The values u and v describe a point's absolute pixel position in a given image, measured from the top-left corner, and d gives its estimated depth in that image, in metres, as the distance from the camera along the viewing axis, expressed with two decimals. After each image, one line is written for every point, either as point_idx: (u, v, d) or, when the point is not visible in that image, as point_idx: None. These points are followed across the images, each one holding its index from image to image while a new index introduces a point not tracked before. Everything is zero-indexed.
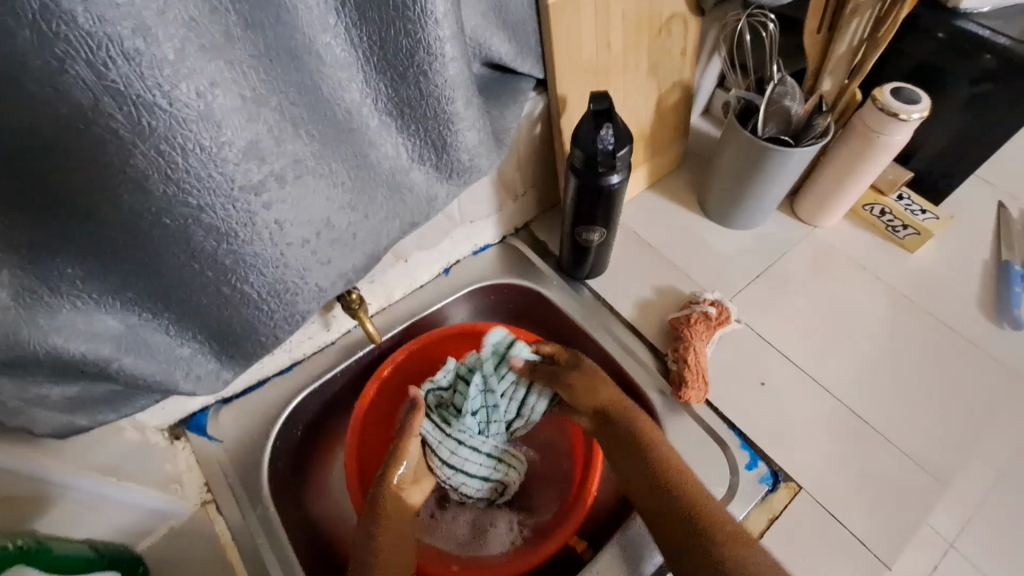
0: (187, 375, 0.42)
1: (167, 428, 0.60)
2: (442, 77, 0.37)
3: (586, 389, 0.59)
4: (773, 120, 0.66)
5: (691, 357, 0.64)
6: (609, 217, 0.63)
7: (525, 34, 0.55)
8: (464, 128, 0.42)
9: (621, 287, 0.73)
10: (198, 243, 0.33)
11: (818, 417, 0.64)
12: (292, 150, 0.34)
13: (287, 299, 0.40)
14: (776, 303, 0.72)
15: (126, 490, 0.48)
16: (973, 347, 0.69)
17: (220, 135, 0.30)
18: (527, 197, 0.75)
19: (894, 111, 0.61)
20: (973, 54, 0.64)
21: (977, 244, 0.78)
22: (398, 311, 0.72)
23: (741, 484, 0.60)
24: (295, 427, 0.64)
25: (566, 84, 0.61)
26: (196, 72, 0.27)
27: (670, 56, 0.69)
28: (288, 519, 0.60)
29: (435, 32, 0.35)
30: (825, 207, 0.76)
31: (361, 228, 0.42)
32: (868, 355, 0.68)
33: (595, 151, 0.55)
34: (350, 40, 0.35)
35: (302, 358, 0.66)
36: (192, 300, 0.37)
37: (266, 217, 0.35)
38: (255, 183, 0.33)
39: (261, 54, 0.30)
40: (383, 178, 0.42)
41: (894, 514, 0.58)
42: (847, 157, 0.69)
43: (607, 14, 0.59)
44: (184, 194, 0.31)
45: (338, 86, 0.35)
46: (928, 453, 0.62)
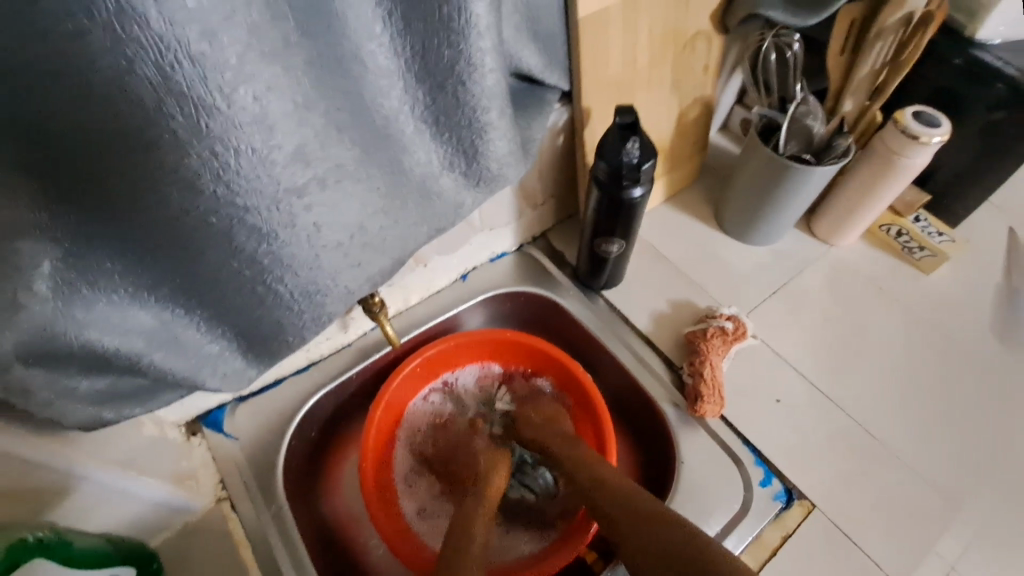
0: (213, 372, 0.42)
1: (185, 424, 0.60)
2: (480, 87, 0.38)
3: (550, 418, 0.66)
4: (795, 138, 0.67)
5: (707, 371, 0.64)
6: (628, 228, 0.64)
7: (554, 46, 0.56)
8: (495, 137, 0.43)
9: (637, 299, 0.74)
10: (239, 243, 0.34)
11: (832, 435, 0.64)
12: (335, 156, 0.34)
13: (317, 301, 0.41)
14: (790, 321, 0.72)
15: (145, 486, 0.49)
16: (987, 371, 0.69)
17: (272, 139, 0.30)
18: (545, 206, 0.75)
19: (915, 133, 0.62)
20: (987, 81, 0.65)
21: (993, 268, 0.78)
22: (415, 314, 0.73)
23: (755, 500, 0.60)
24: (310, 427, 0.64)
25: (590, 96, 0.61)
26: (254, 78, 0.28)
27: (693, 72, 0.70)
28: (301, 518, 0.59)
29: (476, 43, 0.35)
30: (841, 225, 0.76)
31: (391, 232, 0.43)
32: (881, 375, 0.68)
33: (619, 164, 0.56)
34: (394, 48, 0.35)
35: (318, 359, 0.66)
36: (225, 298, 0.38)
37: (306, 219, 0.35)
38: (298, 186, 0.33)
39: (314, 60, 0.31)
40: (414, 184, 0.42)
41: (905, 534, 0.58)
42: (865, 179, 0.69)
43: (635, 29, 0.60)
44: (231, 193, 0.31)
45: (380, 94, 0.36)
46: (941, 474, 0.62)
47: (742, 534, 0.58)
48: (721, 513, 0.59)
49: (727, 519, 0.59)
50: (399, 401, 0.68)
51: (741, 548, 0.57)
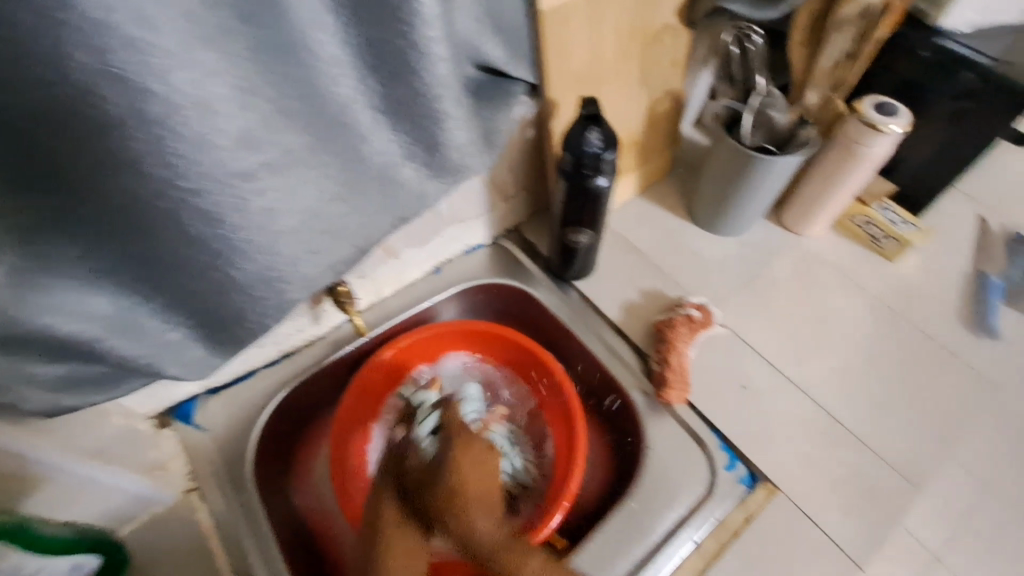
0: (175, 359, 0.43)
1: (155, 416, 0.60)
2: (433, 76, 0.39)
3: (480, 494, 0.51)
4: (760, 129, 0.69)
5: (673, 358, 0.65)
6: (596, 218, 0.65)
7: (518, 38, 0.56)
8: (453, 127, 0.43)
9: (608, 289, 0.75)
10: (189, 228, 0.34)
11: (798, 420, 0.65)
12: (282, 141, 0.35)
13: (276, 288, 0.41)
14: (759, 309, 0.73)
15: (115, 474, 0.50)
16: (951, 356, 0.71)
17: (214, 123, 0.31)
18: (517, 199, 0.76)
19: (873, 122, 0.63)
20: (950, 70, 0.66)
21: (958, 256, 0.80)
22: (389, 306, 0.74)
23: (720, 484, 0.61)
24: (283, 418, 0.65)
25: (556, 88, 0.62)
26: (193, 62, 0.29)
27: (660, 66, 0.71)
28: (272, 508, 0.61)
29: (426, 32, 0.36)
30: (808, 216, 0.77)
31: (350, 219, 0.44)
32: (847, 361, 0.70)
33: (581, 154, 0.57)
34: (345, 37, 0.35)
35: (290, 352, 0.67)
36: (183, 284, 0.38)
37: (257, 205, 0.36)
38: (246, 171, 0.34)
39: (257, 47, 0.31)
40: (374, 173, 0.43)
41: (868, 515, 0.59)
42: (828, 169, 0.71)
43: (599, 22, 0.61)
44: (177, 177, 0.31)
45: (331, 83, 0.36)
46: (904, 458, 0.63)
47: (705, 516, 0.59)
48: (686, 496, 0.60)
49: (692, 503, 0.60)
50: (373, 391, 0.69)
51: (703, 531, 0.58)
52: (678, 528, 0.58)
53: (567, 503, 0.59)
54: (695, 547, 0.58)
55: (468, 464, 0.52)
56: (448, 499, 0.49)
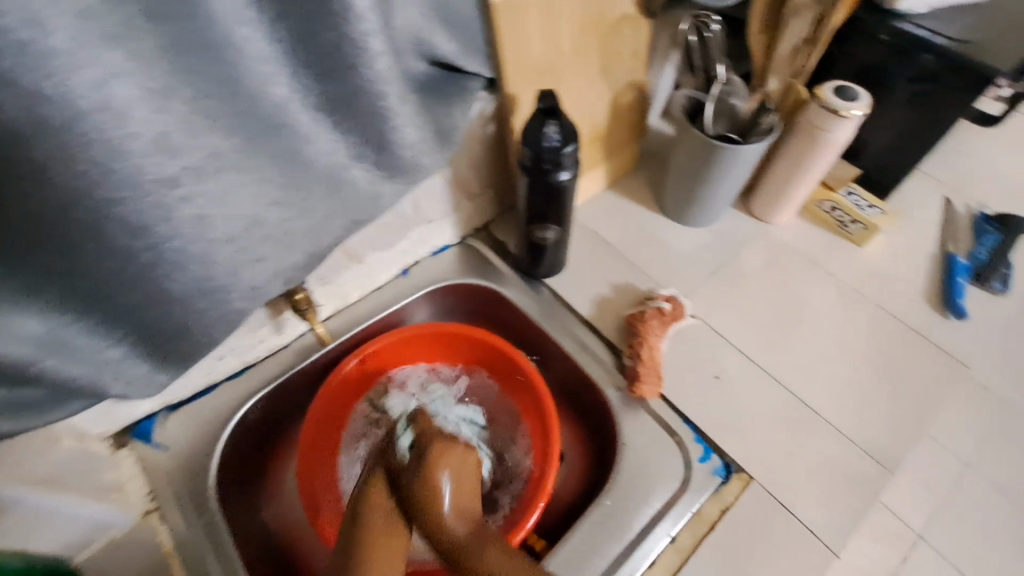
0: (117, 377, 0.41)
1: (111, 437, 0.59)
2: (372, 72, 0.37)
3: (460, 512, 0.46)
4: (721, 118, 0.69)
5: (645, 352, 0.64)
6: (561, 214, 0.64)
7: (470, 33, 0.55)
8: (401, 124, 0.42)
9: (579, 285, 0.74)
10: (112, 239, 0.33)
11: (771, 408, 0.65)
12: (207, 144, 0.34)
13: (218, 297, 0.40)
14: (729, 299, 0.73)
15: (69, 502, 0.48)
16: (920, 337, 0.71)
17: (125, 127, 0.30)
18: (484, 197, 0.75)
19: (835, 108, 0.63)
20: (909, 52, 0.66)
21: (925, 237, 0.80)
22: (356, 312, 0.72)
23: (694, 476, 0.60)
24: (248, 432, 0.63)
25: (514, 83, 0.61)
26: (93, 63, 0.27)
27: (621, 57, 0.70)
28: (237, 529, 0.58)
29: (359, 25, 0.35)
30: (776, 203, 0.77)
31: (296, 224, 0.42)
32: (818, 347, 0.70)
33: (541, 149, 0.56)
34: (273, 35, 0.34)
35: (253, 363, 0.65)
36: (115, 299, 0.36)
37: (184, 212, 0.35)
38: (169, 177, 0.33)
39: (169, 46, 0.30)
40: (319, 175, 0.42)
41: (842, 501, 0.59)
42: (793, 155, 0.71)
43: (554, 14, 0.60)
44: (91, 186, 0.30)
45: (261, 81, 0.34)
46: (878, 442, 0.63)
47: (681, 510, 0.58)
48: (662, 490, 0.60)
49: (667, 497, 0.59)
50: (341, 399, 0.67)
51: (680, 524, 0.58)
52: (654, 523, 0.58)
53: (543, 503, 0.58)
54: (671, 542, 0.57)
55: (446, 475, 0.47)
56: (428, 515, 0.45)
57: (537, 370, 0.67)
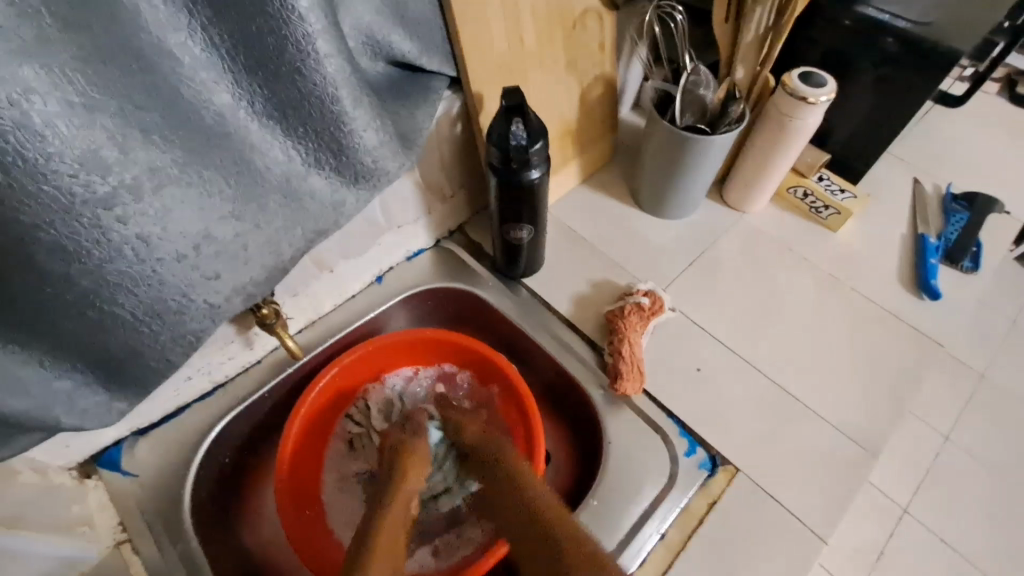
0: (69, 409, 0.39)
1: (77, 466, 0.56)
2: (321, 75, 0.36)
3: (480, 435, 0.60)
4: (690, 110, 0.67)
5: (626, 349, 0.64)
6: (535, 213, 0.62)
7: (429, 32, 0.53)
8: (358, 128, 0.40)
9: (557, 284, 0.73)
10: (45, 265, 0.31)
11: (754, 398, 0.64)
12: (144, 159, 0.32)
13: (172, 319, 0.38)
14: (708, 290, 0.73)
15: (29, 540, 0.45)
16: (895, 318, 0.71)
17: (47, 145, 0.27)
18: (456, 199, 0.73)
19: (802, 95, 0.63)
20: (872, 36, 0.66)
21: (897, 219, 0.81)
22: (330, 322, 0.70)
23: (680, 471, 0.60)
24: (223, 452, 0.61)
25: (479, 81, 0.60)
26: (3, 78, 0.25)
27: (587, 51, 0.69)
28: (213, 553, 0.56)
29: (303, 28, 0.33)
30: (749, 191, 0.77)
31: (253, 238, 0.40)
32: (798, 333, 0.70)
33: (508, 147, 0.55)
34: (209, 39, 0.32)
35: (224, 381, 0.63)
36: (57, 327, 0.34)
37: (125, 232, 0.33)
38: (104, 196, 0.31)
39: (90, 56, 0.28)
40: (273, 185, 0.40)
41: (828, 487, 0.59)
42: (764, 143, 0.70)
43: (514, 10, 0.59)
44: (14, 211, 0.28)
45: (202, 89, 0.33)
46: (860, 425, 0.63)
47: (669, 506, 0.58)
48: (649, 487, 0.59)
49: (655, 493, 0.59)
50: (319, 413, 0.65)
51: (669, 521, 0.57)
52: (642, 521, 0.57)
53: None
54: (661, 539, 0.57)
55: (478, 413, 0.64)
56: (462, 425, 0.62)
57: (518, 372, 0.66)
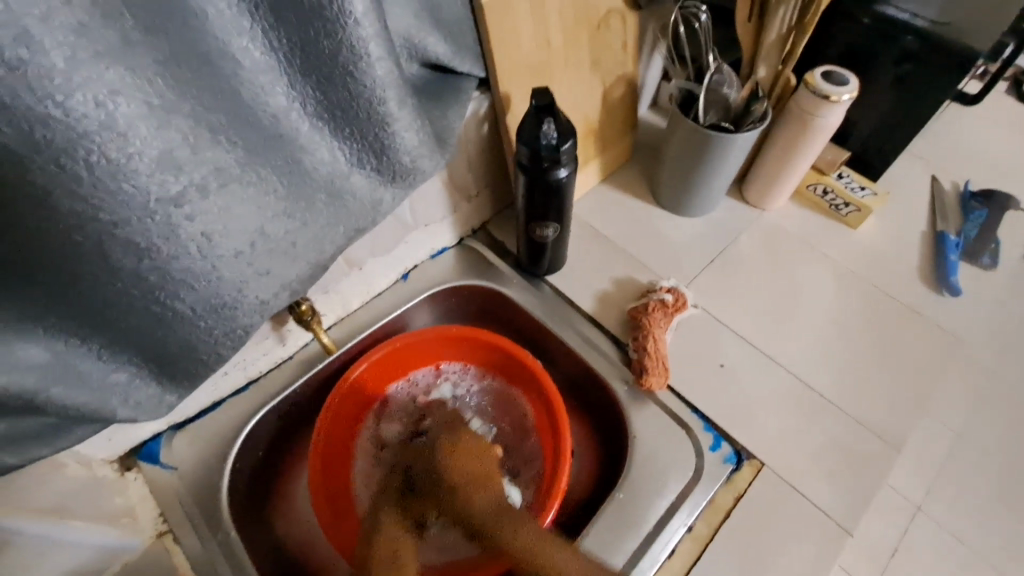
0: (124, 401, 0.40)
1: (117, 460, 0.57)
2: (371, 77, 0.37)
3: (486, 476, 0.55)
4: (713, 109, 0.68)
5: (651, 345, 0.64)
6: (561, 211, 0.63)
7: (461, 33, 0.54)
8: (401, 128, 0.41)
9: (580, 281, 0.74)
10: (117, 261, 0.32)
11: (777, 394, 0.65)
12: (211, 158, 0.33)
13: (225, 314, 0.39)
14: (729, 287, 0.74)
15: (73, 530, 0.46)
16: (916, 315, 0.72)
17: (128, 146, 0.29)
18: (481, 197, 0.74)
19: (826, 93, 0.64)
20: (894, 35, 0.67)
21: (915, 216, 0.81)
22: (358, 320, 0.71)
23: (706, 466, 0.61)
24: (256, 447, 0.62)
25: (507, 82, 0.61)
26: (91, 81, 0.26)
27: (611, 51, 0.70)
28: (250, 544, 0.58)
29: (356, 31, 0.34)
30: (769, 190, 0.78)
31: (301, 235, 0.42)
32: (820, 330, 0.71)
33: (539, 146, 0.55)
34: (269, 43, 0.34)
35: (258, 377, 0.64)
36: (121, 322, 0.36)
37: (191, 230, 0.34)
38: (174, 195, 0.32)
39: (166, 58, 0.29)
40: (320, 185, 0.41)
41: (853, 482, 0.60)
42: (786, 141, 0.71)
43: (542, 11, 0.60)
44: (94, 209, 0.30)
45: (261, 92, 0.34)
46: (883, 420, 0.64)
47: (696, 500, 0.59)
48: (676, 480, 0.60)
49: (682, 487, 0.60)
50: (349, 409, 0.67)
51: (697, 514, 0.58)
52: (670, 515, 0.58)
53: (557, 503, 0.58)
54: (688, 531, 0.58)
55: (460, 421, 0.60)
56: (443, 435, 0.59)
57: (543, 367, 0.67)
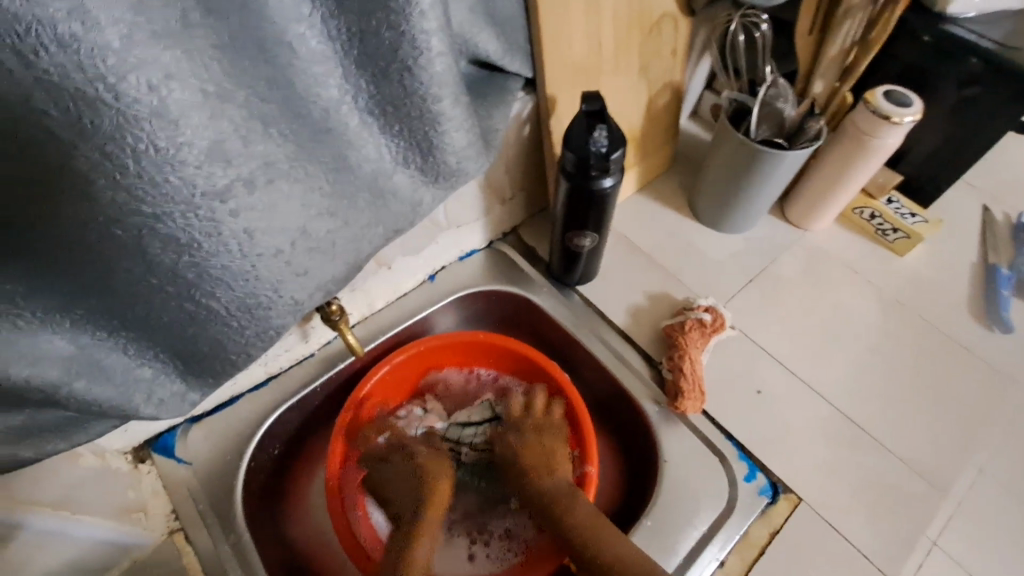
0: (148, 399, 0.38)
1: (132, 451, 0.56)
2: (428, 73, 0.35)
3: (543, 468, 0.58)
4: (766, 122, 0.65)
5: (687, 366, 0.62)
6: (600, 222, 0.61)
7: (513, 30, 0.52)
8: (451, 128, 0.39)
9: (613, 295, 0.71)
10: (155, 255, 0.31)
11: (815, 424, 0.62)
12: (261, 152, 0.32)
13: (259, 315, 0.37)
14: (768, 309, 0.71)
15: (84, 525, 0.45)
16: (965, 353, 0.69)
17: (177, 135, 0.27)
18: (515, 200, 0.72)
19: (886, 114, 0.60)
20: (959, 57, 0.64)
21: (964, 247, 0.78)
22: (382, 320, 0.69)
23: (741, 496, 0.58)
24: (272, 446, 0.60)
25: (553, 84, 0.58)
26: (145, 63, 0.25)
27: (660, 57, 0.68)
28: (262, 539, 0.56)
29: (418, 22, 0.32)
30: (815, 210, 0.75)
31: (341, 236, 0.40)
32: (862, 362, 0.67)
33: (588, 153, 0.53)
34: (326, 31, 0.32)
35: (278, 373, 0.62)
36: (152, 317, 0.34)
37: (233, 226, 0.32)
38: (220, 189, 0.31)
39: (224, 44, 0.28)
40: (365, 182, 0.39)
41: (894, 525, 0.57)
42: (837, 162, 0.68)
43: (596, 13, 0.58)
44: (136, 201, 0.28)
45: (314, 83, 0.32)
46: (926, 461, 0.61)
47: (729, 534, 0.56)
48: (707, 510, 0.57)
49: (713, 518, 0.57)
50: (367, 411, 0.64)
51: (729, 548, 0.56)
52: (702, 547, 0.55)
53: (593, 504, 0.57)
54: (720, 566, 0.55)
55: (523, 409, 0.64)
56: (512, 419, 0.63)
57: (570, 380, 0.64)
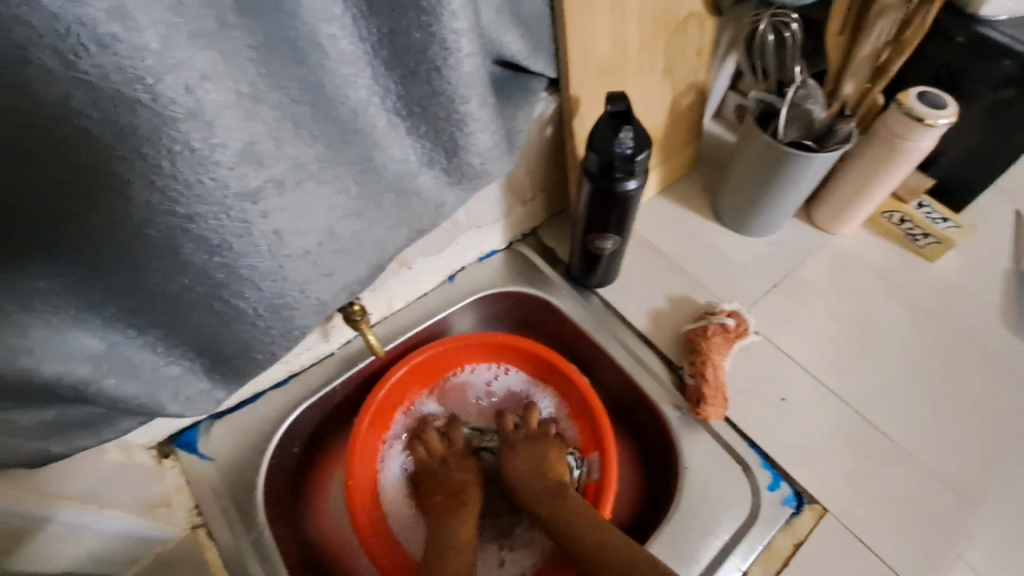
0: (174, 397, 0.39)
1: (156, 446, 0.57)
2: (456, 74, 0.34)
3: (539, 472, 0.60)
4: (796, 123, 0.63)
5: (709, 372, 0.60)
6: (623, 224, 0.60)
7: (538, 30, 0.51)
8: (477, 130, 0.39)
9: (633, 298, 0.70)
10: (188, 255, 0.31)
11: (842, 434, 0.61)
12: (292, 154, 0.32)
13: (285, 315, 0.37)
14: (792, 314, 0.69)
15: (107, 519, 0.45)
16: (1000, 363, 0.66)
17: (212, 136, 0.27)
18: (535, 201, 0.71)
19: (921, 115, 0.59)
20: (998, 58, 0.61)
21: (999, 254, 0.75)
22: (401, 320, 0.69)
23: (764, 506, 0.57)
24: (292, 443, 0.61)
25: (576, 84, 0.57)
26: (182, 64, 0.25)
27: (685, 57, 0.66)
28: (282, 536, 0.56)
29: (449, 23, 0.32)
30: (842, 214, 0.73)
31: (367, 237, 0.40)
32: (890, 370, 0.65)
33: (612, 155, 0.52)
34: (358, 31, 0.32)
35: (299, 371, 0.62)
36: (181, 315, 0.34)
37: (262, 226, 0.32)
38: (252, 190, 0.31)
39: (258, 45, 0.28)
40: (391, 183, 0.39)
41: (923, 539, 0.55)
42: (868, 164, 0.66)
43: (622, 13, 0.57)
44: (170, 201, 0.28)
45: (344, 84, 0.32)
46: (957, 474, 0.59)
47: (751, 544, 0.55)
48: (729, 519, 0.56)
49: (735, 527, 0.56)
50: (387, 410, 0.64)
51: (751, 559, 0.55)
52: (723, 558, 0.55)
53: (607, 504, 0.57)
54: None
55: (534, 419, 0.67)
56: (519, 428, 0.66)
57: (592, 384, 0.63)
